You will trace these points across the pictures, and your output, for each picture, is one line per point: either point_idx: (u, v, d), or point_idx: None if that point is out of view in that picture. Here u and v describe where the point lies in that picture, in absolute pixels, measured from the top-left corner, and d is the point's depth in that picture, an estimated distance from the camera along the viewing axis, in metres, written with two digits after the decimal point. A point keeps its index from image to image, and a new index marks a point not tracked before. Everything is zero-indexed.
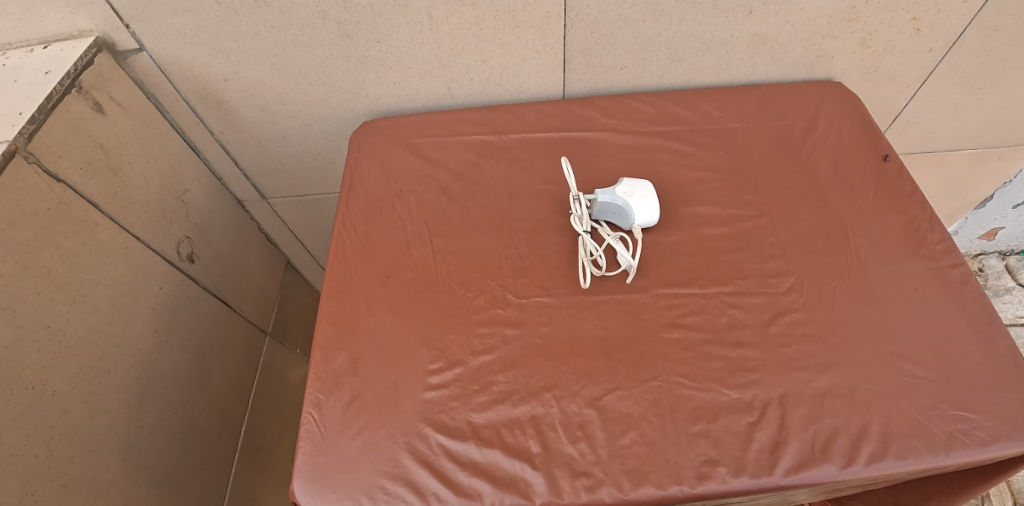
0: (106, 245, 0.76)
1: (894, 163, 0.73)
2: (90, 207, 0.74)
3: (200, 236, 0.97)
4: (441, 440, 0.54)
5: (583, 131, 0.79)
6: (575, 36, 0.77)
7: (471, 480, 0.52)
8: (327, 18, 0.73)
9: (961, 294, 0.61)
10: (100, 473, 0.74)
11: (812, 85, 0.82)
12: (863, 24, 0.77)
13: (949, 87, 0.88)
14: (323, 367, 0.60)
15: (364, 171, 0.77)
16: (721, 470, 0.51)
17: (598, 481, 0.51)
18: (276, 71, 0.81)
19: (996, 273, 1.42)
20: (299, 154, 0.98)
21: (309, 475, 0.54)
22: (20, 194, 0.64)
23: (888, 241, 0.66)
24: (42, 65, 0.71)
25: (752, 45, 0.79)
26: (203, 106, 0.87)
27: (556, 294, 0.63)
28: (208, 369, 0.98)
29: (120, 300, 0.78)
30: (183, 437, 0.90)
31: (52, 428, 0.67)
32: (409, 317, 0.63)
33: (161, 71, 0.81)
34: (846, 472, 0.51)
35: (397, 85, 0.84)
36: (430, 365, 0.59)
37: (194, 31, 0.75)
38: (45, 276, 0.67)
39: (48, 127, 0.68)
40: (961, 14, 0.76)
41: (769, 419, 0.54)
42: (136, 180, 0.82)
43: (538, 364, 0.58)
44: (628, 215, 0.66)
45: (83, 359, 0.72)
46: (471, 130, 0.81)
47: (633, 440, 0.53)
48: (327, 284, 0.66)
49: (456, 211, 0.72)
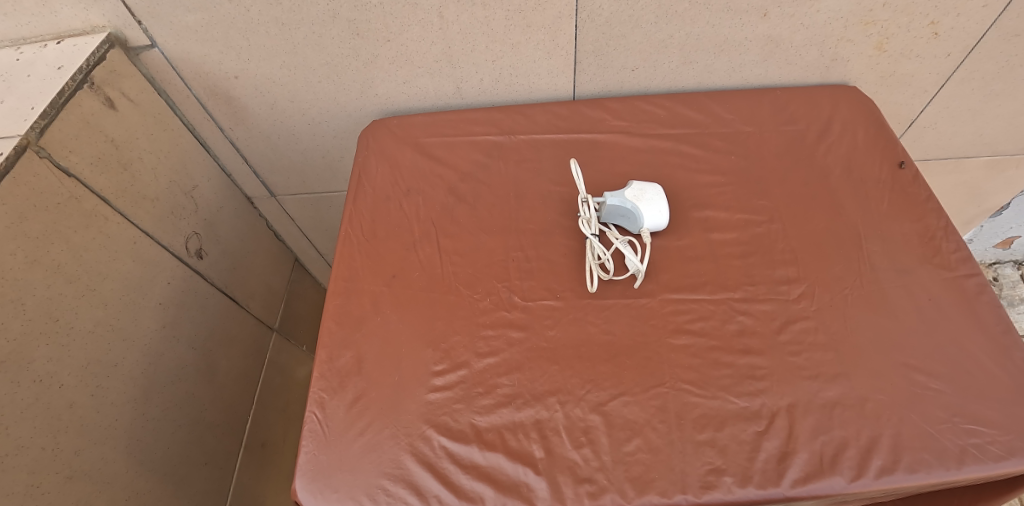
0: (116, 240, 0.77)
1: (910, 169, 0.71)
2: (100, 201, 0.74)
3: (209, 231, 0.98)
4: (443, 442, 0.54)
5: (593, 132, 0.78)
6: (586, 37, 0.76)
7: (473, 483, 0.52)
8: (337, 16, 0.73)
9: (976, 304, 0.60)
10: (106, 466, 0.74)
11: (827, 89, 0.81)
12: (879, 27, 0.75)
13: (967, 92, 0.86)
14: (327, 366, 0.60)
15: (372, 170, 0.77)
16: (727, 479, 0.51)
17: (601, 488, 0.51)
18: (286, 69, 0.81)
19: (1012, 282, 1.39)
20: (308, 151, 0.98)
21: (311, 474, 0.54)
22: (31, 188, 0.65)
23: (902, 249, 0.64)
24: (55, 61, 0.72)
25: (766, 48, 0.78)
26: (213, 102, 0.88)
27: (563, 297, 0.62)
28: (214, 364, 0.98)
29: (129, 294, 0.79)
30: (188, 432, 0.91)
31: (59, 421, 0.68)
32: (414, 317, 0.62)
33: (172, 67, 0.81)
34: (855, 485, 0.50)
35: (407, 84, 0.84)
36: (435, 366, 0.59)
37: (206, 27, 0.75)
38: (54, 270, 0.68)
39: (59, 122, 0.69)
40: (980, 18, 0.74)
41: (776, 429, 0.53)
42: (146, 176, 0.83)
43: (542, 368, 0.58)
44: (637, 218, 0.65)
45: (91, 352, 0.72)
46: (480, 130, 0.80)
47: (637, 446, 0.52)
48: (333, 283, 0.66)
49: (463, 212, 0.71)
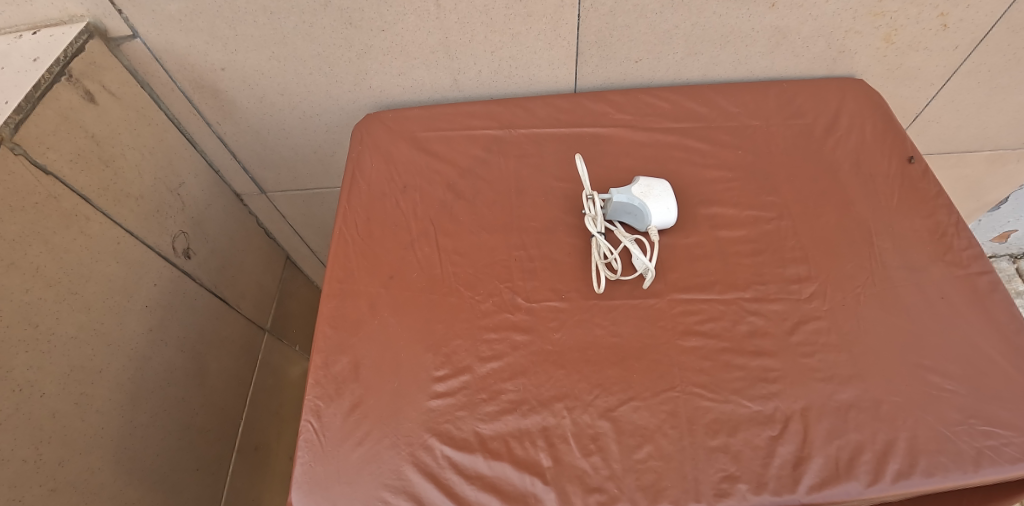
0: (98, 241, 0.74)
1: (919, 164, 0.70)
2: (81, 201, 0.71)
3: (197, 230, 0.94)
4: (447, 451, 0.52)
5: (595, 126, 0.76)
6: (588, 27, 0.74)
7: (478, 493, 0.50)
8: (329, 5, 0.70)
9: (990, 302, 0.59)
10: (91, 478, 0.72)
11: (834, 81, 0.79)
12: (889, 18, 0.74)
13: (972, 86, 0.85)
14: (322, 372, 0.57)
15: (366, 166, 0.74)
16: (740, 486, 0.49)
17: (612, 497, 0.49)
18: (275, 61, 0.78)
19: (1007, 276, 1.40)
20: (299, 146, 0.95)
21: (307, 486, 0.51)
22: (6, 187, 0.62)
23: (913, 246, 0.63)
24: (30, 52, 0.68)
25: (772, 39, 0.76)
26: (199, 95, 0.84)
27: (568, 298, 0.60)
28: (205, 367, 0.95)
29: (113, 298, 0.76)
30: (179, 438, 0.88)
31: (41, 431, 0.65)
32: (413, 320, 0.60)
33: (155, 59, 0.78)
34: (871, 490, 0.49)
35: (402, 77, 0.81)
36: (436, 372, 0.56)
37: (190, 17, 0.71)
38: (32, 273, 0.64)
39: (36, 117, 0.65)
40: (990, 10, 0.73)
41: (791, 433, 0.51)
42: (131, 173, 0.80)
43: (548, 372, 0.55)
44: (644, 216, 0.63)
45: (74, 359, 0.69)
46: (478, 124, 0.77)
47: (648, 453, 0.50)
48: (327, 285, 0.63)
49: (462, 209, 0.69)
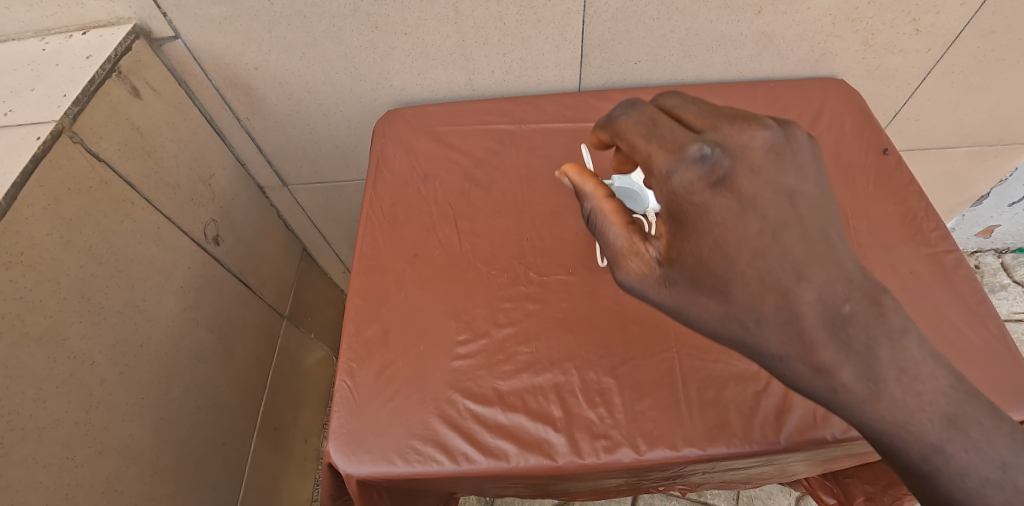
0: (141, 224, 0.80)
1: (893, 156, 0.77)
2: (127, 187, 0.78)
3: (225, 219, 1.01)
4: (468, 405, 0.58)
5: (599, 121, 0.82)
6: (592, 31, 0.81)
7: (497, 440, 0.56)
8: (357, 10, 0.77)
9: (954, 277, 0.66)
10: (133, 443, 0.78)
11: (817, 82, 0.86)
12: (865, 24, 0.81)
13: (947, 86, 0.92)
14: (355, 338, 0.64)
15: (390, 157, 0.81)
16: (729, 433, 0.55)
17: (616, 443, 0.55)
18: (305, 61, 0.85)
19: (992, 270, 1.48)
20: (323, 141, 1.01)
21: (344, 437, 0.58)
22: (66, 172, 0.68)
23: (886, 228, 0.70)
24: (82, 51, 0.75)
25: (759, 43, 0.83)
26: (232, 93, 0.91)
27: (575, 273, 0.67)
28: (231, 347, 1.01)
29: (153, 278, 0.82)
30: (207, 413, 0.94)
31: (91, 397, 0.71)
32: (436, 292, 0.66)
33: (194, 58, 0.84)
34: (845, 437, 0.55)
35: (421, 76, 0.88)
36: (458, 336, 0.63)
37: (229, 20, 0.78)
38: (86, 251, 0.71)
39: (90, 110, 0.72)
40: (958, 16, 0.80)
41: (773, 388, 0.57)
42: (169, 163, 0.86)
43: (558, 337, 0.62)
44: (643, 200, 0.69)
45: (119, 332, 0.75)
46: (491, 119, 0.84)
47: (648, 405, 0.57)
48: (358, 262, 0.69)
49: (478, 195, 0.76)
